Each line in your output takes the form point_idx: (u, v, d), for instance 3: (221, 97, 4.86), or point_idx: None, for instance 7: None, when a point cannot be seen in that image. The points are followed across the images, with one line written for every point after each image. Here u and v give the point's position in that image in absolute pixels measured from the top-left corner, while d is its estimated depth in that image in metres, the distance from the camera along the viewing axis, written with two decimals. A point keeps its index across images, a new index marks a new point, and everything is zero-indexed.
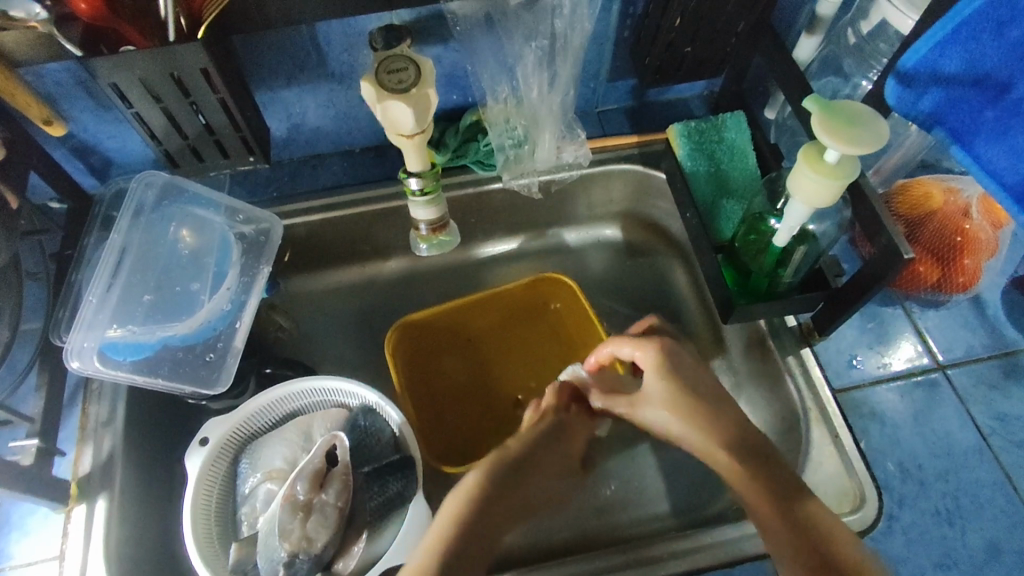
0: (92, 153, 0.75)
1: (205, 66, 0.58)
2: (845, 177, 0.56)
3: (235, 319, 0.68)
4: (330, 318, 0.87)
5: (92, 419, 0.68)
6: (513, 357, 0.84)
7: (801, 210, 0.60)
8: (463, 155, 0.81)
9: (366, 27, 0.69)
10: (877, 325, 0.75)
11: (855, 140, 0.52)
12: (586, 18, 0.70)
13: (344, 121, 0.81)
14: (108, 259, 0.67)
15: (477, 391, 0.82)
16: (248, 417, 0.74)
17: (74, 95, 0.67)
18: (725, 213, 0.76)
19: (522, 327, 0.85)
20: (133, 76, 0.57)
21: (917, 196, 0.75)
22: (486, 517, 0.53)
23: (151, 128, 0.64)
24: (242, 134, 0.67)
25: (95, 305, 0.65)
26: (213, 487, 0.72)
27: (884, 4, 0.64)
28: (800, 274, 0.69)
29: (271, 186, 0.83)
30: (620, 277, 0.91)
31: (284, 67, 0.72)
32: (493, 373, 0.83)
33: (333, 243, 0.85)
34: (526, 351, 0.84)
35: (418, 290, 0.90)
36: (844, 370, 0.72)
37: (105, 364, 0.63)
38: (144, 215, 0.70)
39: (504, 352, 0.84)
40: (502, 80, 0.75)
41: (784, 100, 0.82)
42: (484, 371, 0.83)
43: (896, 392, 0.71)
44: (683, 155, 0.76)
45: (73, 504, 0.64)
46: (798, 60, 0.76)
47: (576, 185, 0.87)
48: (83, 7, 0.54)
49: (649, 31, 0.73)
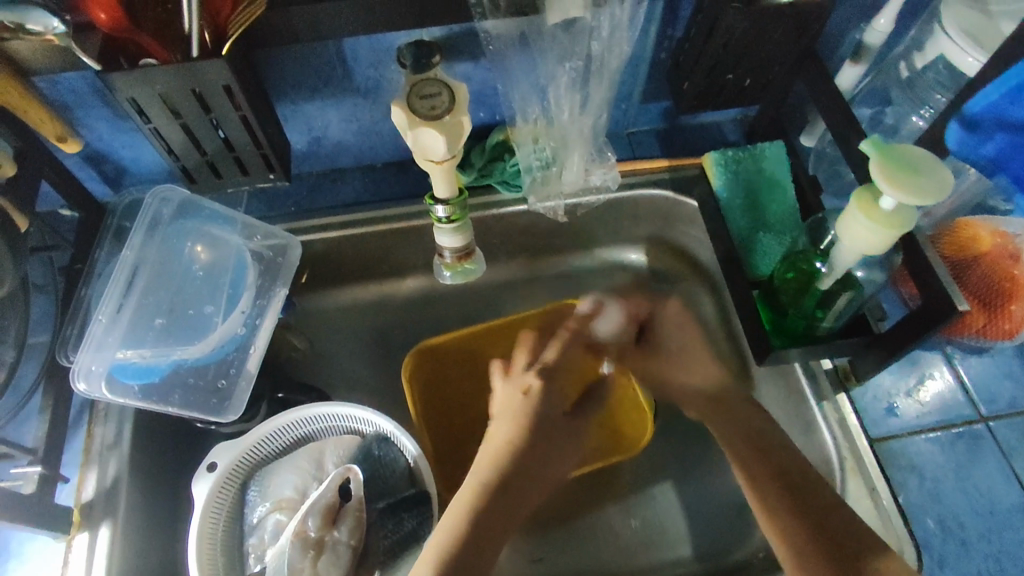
0: (106, 161, 0.73)
1: (227, 82, 0.55)
2: (900, 228, 0.53)
3: (249, 344, 0.66)
4: (344, 338, 0.84)
5: (98, 442, 0.66)
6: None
7: (848, 255, 0.58)
8: (489, 175, 0.78)
9: (394, 42, 0.66)
10: (917, 372, 0.72)
11: (917, 191, 0.49)
12: (625, 41, 0.66)
13: (366, 136, 0.78)
14: (119, 279, 0.64)
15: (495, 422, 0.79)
16: (257, 442, 0.71)
17: (90, 103, 0.64)
18: (762, 247, 0.72)
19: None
20: (152, 90, 0.54)
21: (966, 238, 0.72)
22: (475, 544, 0.52)
23: (169, 144, 0.61)
24: (263, 151, 0.65)
25: (105, 326, 0.62)
26: (219, 516, 0.69)
27: (942, 39, 0.61)
28: (842, 319, 0.66)
29: (289, 200, 0.80)
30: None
31: (308, 80, 0.69)
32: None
33: (351, 261, 0.82)
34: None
35: (436, 310, 0.86)
36: (881, 419, 0.69)
37: (113, 389, 0.60)
38: (157, 231, 0.67)
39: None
40: (534, 101, 0.72)
41: (825, 128, 0.79)
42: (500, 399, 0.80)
43: (937, 444, 0.68)
44: (720, 184, 0.74)
45: (74, 532, 0.62)
46: (841, 88, 0.73)
47: (604, 208, 0.83)
48: (102, 18, 0.51)
49: (690, 56, 0.70)
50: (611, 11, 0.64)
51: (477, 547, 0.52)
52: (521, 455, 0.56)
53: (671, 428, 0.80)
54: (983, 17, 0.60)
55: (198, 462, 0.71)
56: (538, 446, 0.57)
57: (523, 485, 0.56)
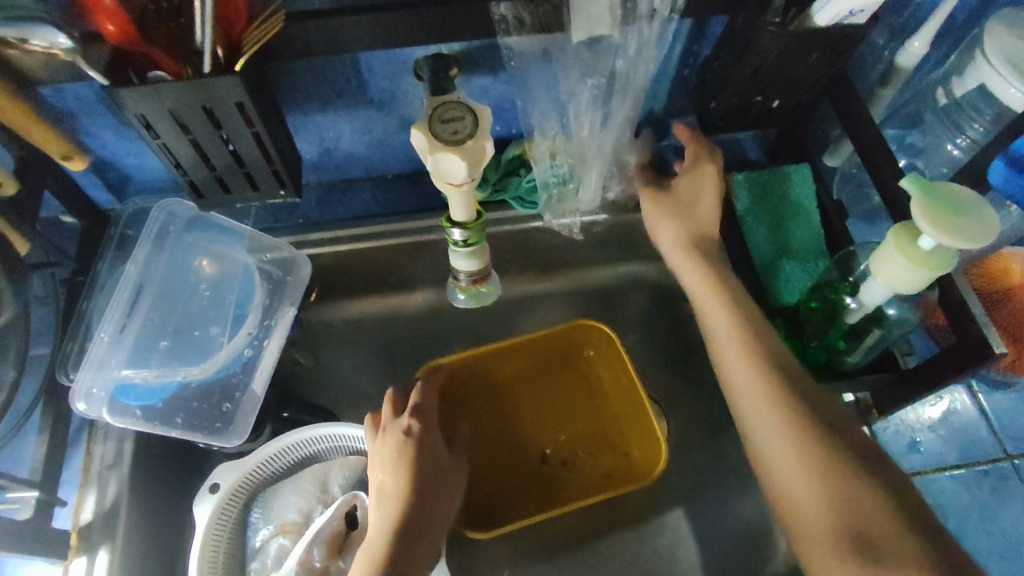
0: (109, 168, 0.70)
1: (240, 99, 0.53)
2: (941, 268, 0.51)
3: (255, 366, 0.64)
4: (350, 353, 0.81)
5: (97, 461, 0.64)
6: (549, 409, 0.79)
7: (881, 292, 0.56)
8: (504, 189, 0.77)
9: (411, 56, 0.64)
10: (942, 407, 0.70)
11: (964, 234, 0.47)
12: (652, 60, 0.64)
13: (378, 148, 0.76)
14: (122, 295, 0.62)
15: (505, 443, 0.77)
16: (262, 462, 0.69)
17: (97, 112, 0.62)
18: (786, 275, 0.68)
19: (560, 374, 0.80)
20: (161, 106, 0.52)
21: (997, 271, 0.71)
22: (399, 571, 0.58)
23: (177, 159, 0.59)
24: (274, 166, 0.62)
25: (107, 344, 0.60)
26: (221, 539, 0.67)
27: (983, 68, 0.59)
28: (869, 355, 0.65)
29: (297, 211, 0.77)
30: (661, 322, 0.85)
31: (320, 92, 0.67)
32: (522, 422, 0.78)
33: (360, 273, 0.79)
34: (566, 400, 0.79)
35: (444, 324, 0.83)
36: (904, 454, 0.67)
37: (113, 412, 0.58)
38: (163, 245, 0.65)
39: (532, 401, 0.79)
40: (553, 117, 0.69)
41: (851, 150, 0.75)
42: (510, 420, 0.78)
43: (960, 481, 0.67)
44: (743, 208, 0.72)
45: (72, 556, 0.60)
46: (871, 111, 0.71)
47: (618, 226, 0.82)
48: (110, 29, 0.49)
49: (717, 75, 0.68)
50: (639, 30, 0.61)
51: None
52: (410, 487, 0.63)
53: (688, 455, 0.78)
54: None
55: (201, 482, 0.69)
56: (427, 482, 0.64)
57: (423, 513, 0.62)
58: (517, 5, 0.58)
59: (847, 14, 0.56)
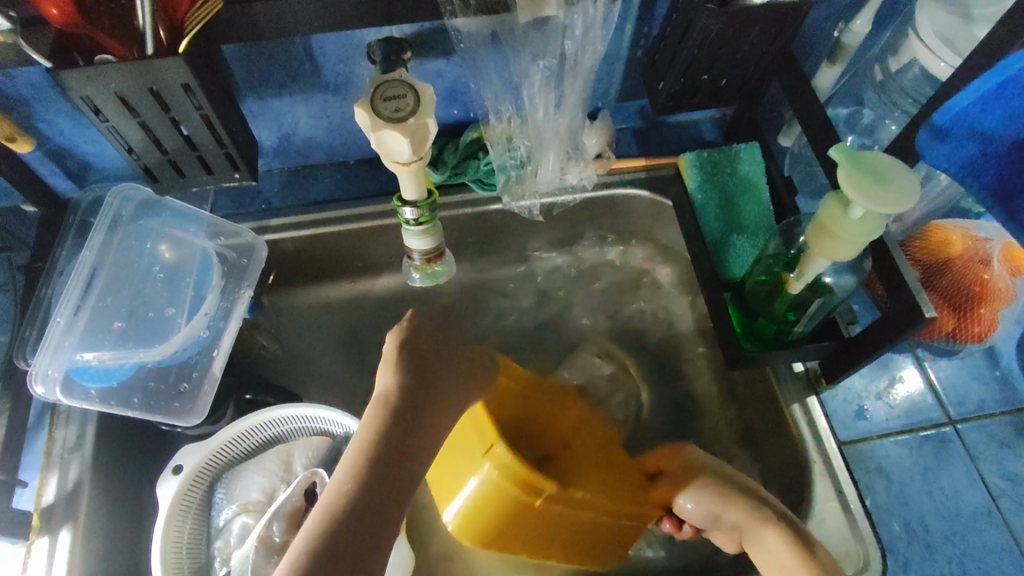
0: (69, 157, 0.70)
1: (187, 80, 0.54)
2: (869, 234, 0.53)
3: (213, 346, 0.66)
4: (316, 337, 0.82)
5: (59, 445, 0.65)
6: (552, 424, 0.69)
7: (817, 261, 0.58)
8: (463, 172, 0.76)
9: (364, 38, 0.65)
10: (888, 375, 0.72)
11: (885, 200, 0.49)
12: (599, 40, 0.65)
13: (338, 132, 0.76)
14: (78, 279, 0.63)
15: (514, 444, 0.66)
16: (226, 443, 0.70)
17: (49, 97, 0.62)
18: (736, 251, 0.72)
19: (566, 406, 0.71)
20: (108, 88, 0.53)
21: (937, 243, 0.73)
22: (390, 466, 0.45)
23: (128, 142, 0.59)
24: (226, 149, 0.63)
25: (63, 328, 0.61)
26: (186, 519, 0.68)
27: (915, 44, 0.62)
28: (814, 323, 0.67)
29: (259, 198, 0.78)
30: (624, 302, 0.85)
31: (275, 76, 0.67)
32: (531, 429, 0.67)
33: (323, 259, 0.80)
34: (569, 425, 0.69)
35: (408, 310, 0.84)
36: (851, 421, 0.70)
37: (69, 393, 0.60)
38: (119, 229, 0.66)
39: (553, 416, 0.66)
40: (507, 98, 0.70)
41: (801, 130, 0.78)
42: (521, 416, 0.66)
43: (905, 446, 0.69)
44: (693, 187, 0.74)
45: (34, 537, 0.61)
46: (818, 89, 0.73)
47: (580, 208, 0.82)
48: (54, 13, 0.49)
49: (664, 55, 0.69)
50: (584, 10, 0.62)
51: (376, 521, 0.42)
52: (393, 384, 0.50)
53: (652, 431, 0.79)
54: (960, 20, 0.60)
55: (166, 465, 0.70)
56: (427, 379, 0.51)
57: (417, 410, 0.49)
58: None
59: None
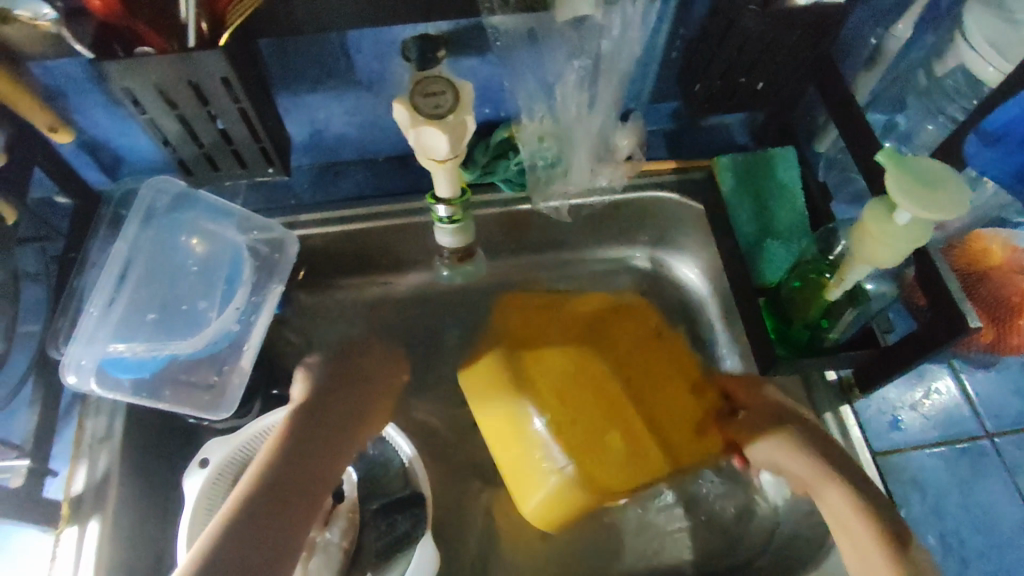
0: (102, 149, 0.70)
1: (226, 73, 0.54)
2: (915, 241, 0.51)
3: (242, 341, 0.65)
4: (341, 333, 0.82)
5: (88, 435, 0.65)
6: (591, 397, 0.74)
7: (858, 269, 0.57)
8: (493, 171, 0.76)
9: (399, 35, 0.64)
10: (924, 385, 0.71)
11: (933, 207, 0.48)
12: (635, 40, 0.64)
13: (368, 130, 0.76)
14: (111, 272, 0.64)
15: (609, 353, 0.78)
16: (251, 439, 0.69)
17: (86, 89, 0.62)
18: (770, 257, 0.71)
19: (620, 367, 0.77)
20: (147, 80, 0.53)
21: (977, 252, 0.72)
22: (299, 448, 0.57)
23: (165, 135, 0.60)
24: (261, 144, 0.63)
25: (96, 319, 0.62)
26: (212, 515, 0.67)
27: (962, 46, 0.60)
28: (849, 332, 0.65)
29: (288, 193, 0.78)
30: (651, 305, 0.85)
31: (310, 72, 0.67)
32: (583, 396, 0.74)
33: (350, 255, 0.80)
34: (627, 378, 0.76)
35: (434, 308, 0.83)
36: (884, 432, 0.68)
37: (102, 384, 0.60)
38: (153, 221, 0.67)
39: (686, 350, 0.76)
40: (540, 98, 0.70)
41: (836, 135, 0.76)
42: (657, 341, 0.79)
43: (941, 459, 0.67)
44: (727, 190, 0.73)
45: (63, 526, 0.61)
46: (854, 92, 0.71)
47: (610, 208, 0.81)
48: (98, 4, 0.49)
49: (701, 57, 0.68)
50: (622, 9, 0.62)
51: (291, 491, 0.54)
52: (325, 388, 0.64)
53: None
54: (1010, 26, 0.59)
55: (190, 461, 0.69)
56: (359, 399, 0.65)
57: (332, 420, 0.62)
58: None
59: None
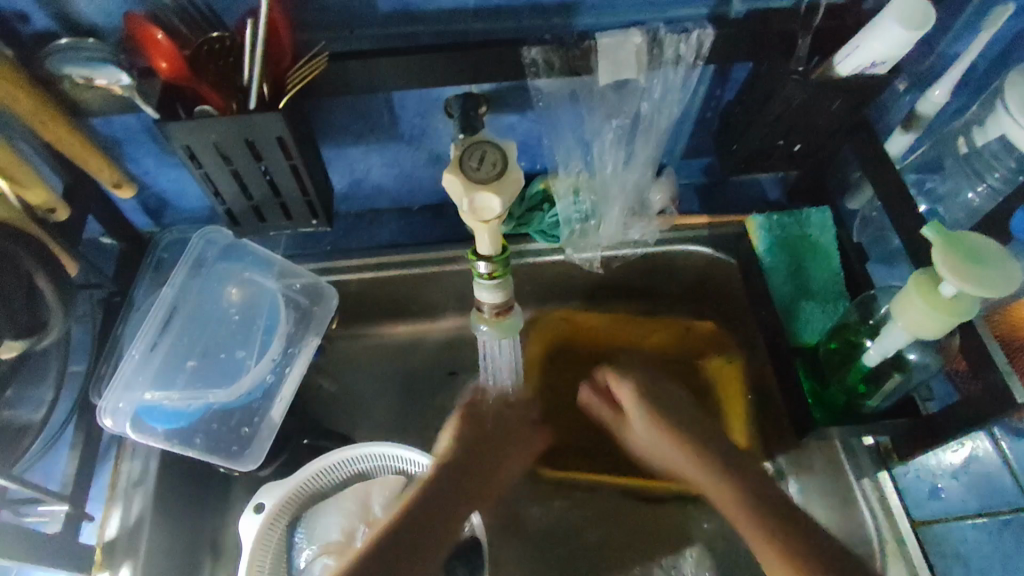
0: (149, 194, 0.72)
1: (281, 134, 0.55)
2: (959, 315, 0.51)
3: (276, 390, 0.66)
4: (370, 377, 0.82)
5: (123, 478, 0.65)
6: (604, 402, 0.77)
7: (902, 336, 0.56)
8: (527, 223, 0.77)
9: (442, 95, 0.66)
10: (963, 451, 0.70)
11: (983, 283, 0.48)
12: (675, 103, 0.66)
13: (406, 180, 0.78)
14: (157, 315, 0.66)
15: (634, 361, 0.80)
16: (310, 477, 0.70)
17: (140, 140, 0.64)
18: (806, 315, 0.71)
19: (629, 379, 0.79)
20: (206, 139, 0.55)
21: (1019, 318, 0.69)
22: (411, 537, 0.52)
23: (219, 189, 0.62)
24: (307, 197, 0.65)
25: (137, 362, 0.64)
26: (266, 556, 0.67)
27: (1004, 117, 0.61)
28: (890, 399, 0.64)
29: (325, 239, 0.79)
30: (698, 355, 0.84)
31: (355, 127, 0.69)
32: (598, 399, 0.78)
33: (382, 302, 0.81)
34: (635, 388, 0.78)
35: (464, 355, 0.84)
36: (924, 500, 0.68)
37: (138, 428, 0.61)
38: (201, 270, 0.69)
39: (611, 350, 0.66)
40: (577, 155, 0.72)
41: (871, 196, 0.75)
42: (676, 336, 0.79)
43: (984, 530, 0.67)
44: (761, 249, 0.74)
45: (95, 572, 0.61)
46: (890, 155, 0.72)
47: (645, 261, 0.80)
48: (164, 66, 0.52)
49: (741, 119, 0.69)
50: (663, 75, 0.63)
51: (465, 492, 0.56)
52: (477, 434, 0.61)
53: None
54: None
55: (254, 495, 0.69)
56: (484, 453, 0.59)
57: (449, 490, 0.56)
58: (548, 49, 0.59)
59: (869, 65, 0.57)
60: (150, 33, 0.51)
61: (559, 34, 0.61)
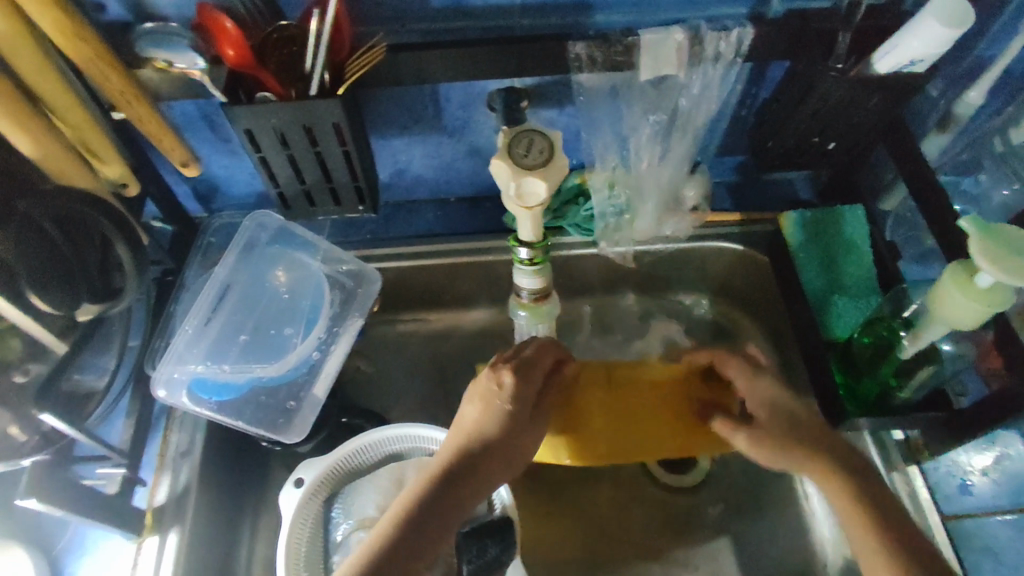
0: (202, 179, 0.76)
1: (338, 120, 0.58)
2: (995, 304, 0.52)
3: (320, 368, 0.69)
4: (404, 363, 0.85)
5: (172, 448, 0.68)
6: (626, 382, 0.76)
7: (936, 326, 0.58)
8: (562, 216, 0.78)
9: (486, 88, 0.69)
10: (994, 450, 0.72)
11: (1019, 271, 0.49)
12: (713, 99, 0.68)
13: (445, 172, 0.81)
14: (209, 294, 0.69)
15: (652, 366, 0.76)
16: (346, 456, 0.72)
17: (198, 127, 0.68)
18: (837, 311, 0.72)
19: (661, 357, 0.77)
20: (267, 123, 0.58)
21: None
22: (417, 529, 0.52)
23: (275, 173, 0.65)
24: (357, 183, 0.68)
25: (190, 337, 0.67)
26: (303, 532, 0.68)
27: None
28: (920, 392, 0.65)
29: (366, 227, 0.82)
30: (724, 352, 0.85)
31: (400, 117, 0.72)
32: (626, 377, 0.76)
33: (418, 289, 0.83)
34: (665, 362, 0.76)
35: (495, 344, 0.85)
36: (955, 496, 0.69)
37: (190, 399, 0.64)
38: (250, 252, 0.72)
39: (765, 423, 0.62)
40: (614, 149, 0.73)
41: (904, 195, 0.76)
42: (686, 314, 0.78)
43: (1011, 526, 0.68)
44: (795, 243, 0.75)
45: (146, 535, 0.64)
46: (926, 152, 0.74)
47: (673, 257, 0.82)
48: (230, 54, 0.55)
49: (777, 117, 0.71)
50: (703, 71, 0.65)
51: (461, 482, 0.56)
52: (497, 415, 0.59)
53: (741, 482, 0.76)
54: None
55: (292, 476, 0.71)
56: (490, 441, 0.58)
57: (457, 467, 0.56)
58: (592, 44, 0.61)
59: (908, 62, 0.58)
60: (219, 21, 0.54)
61: (601, 31, 0.63)
